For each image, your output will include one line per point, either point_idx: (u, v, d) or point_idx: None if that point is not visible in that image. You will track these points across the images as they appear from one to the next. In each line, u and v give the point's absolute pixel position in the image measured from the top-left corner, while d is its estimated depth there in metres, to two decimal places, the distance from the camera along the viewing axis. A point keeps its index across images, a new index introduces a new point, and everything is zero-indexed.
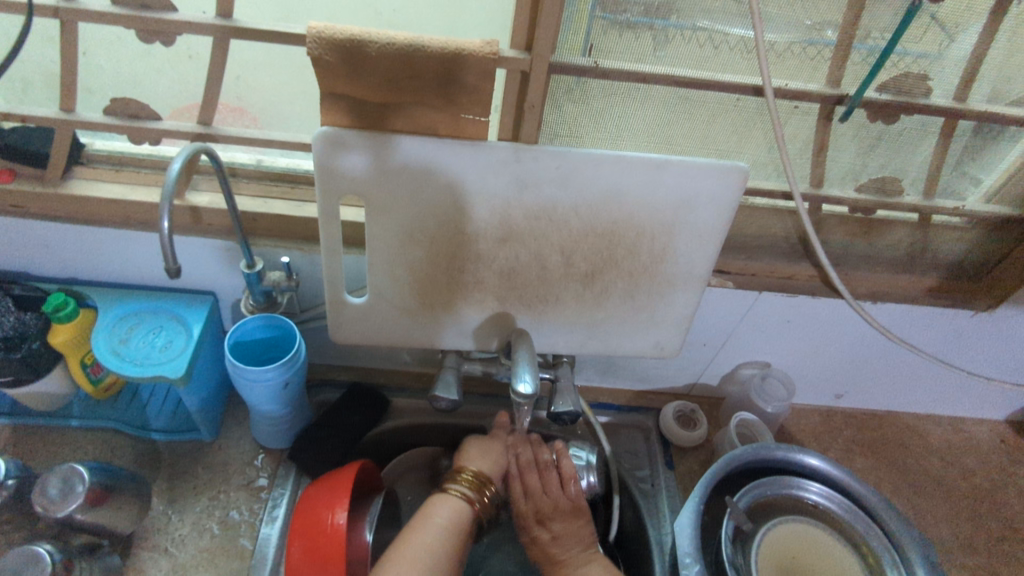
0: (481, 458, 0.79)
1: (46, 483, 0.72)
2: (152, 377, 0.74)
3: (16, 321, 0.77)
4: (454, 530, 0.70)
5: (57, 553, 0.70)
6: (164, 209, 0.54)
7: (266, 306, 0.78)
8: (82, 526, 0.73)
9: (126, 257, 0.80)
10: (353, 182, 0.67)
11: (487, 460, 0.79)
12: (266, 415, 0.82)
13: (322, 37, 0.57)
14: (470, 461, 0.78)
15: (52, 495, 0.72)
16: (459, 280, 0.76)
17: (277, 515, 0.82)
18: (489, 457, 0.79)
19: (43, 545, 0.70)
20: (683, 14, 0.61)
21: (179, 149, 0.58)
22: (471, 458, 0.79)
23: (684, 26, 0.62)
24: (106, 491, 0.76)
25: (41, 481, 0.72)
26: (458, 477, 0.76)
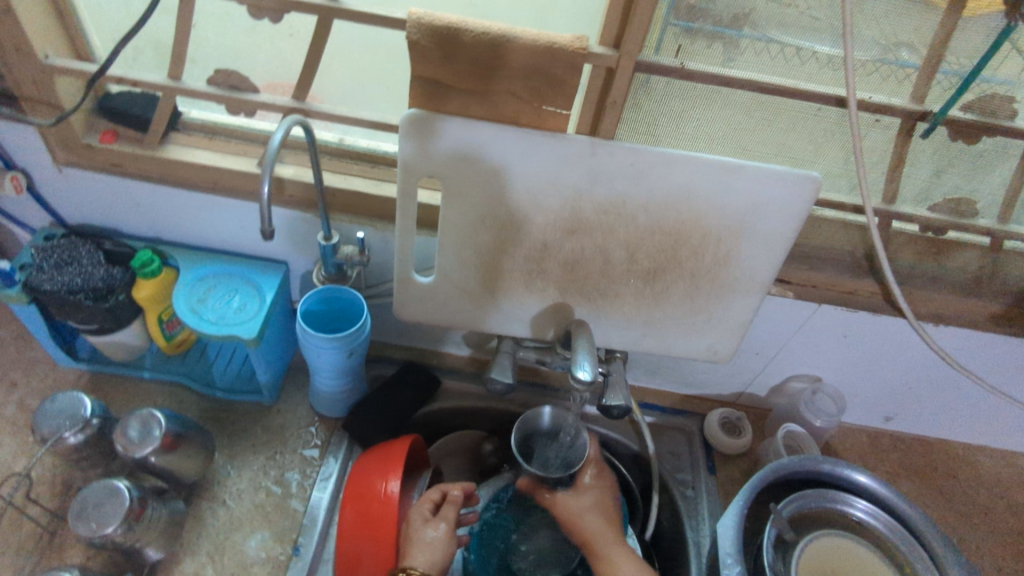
0: (417, 548, 0.74)
1: (125, 424, 0.75)
2: (227, 335, 0.79)
3: (105, 273, 0.82)
4: None
5: (134, 490, 0.73)
6: (266, 176, 0.58)
7: (336, 278, 0.81)
8: (154, 470, 0.77)
9: (210, 221, 0.85)
10: (433, 164, 0.71)
11: (425, 547, 0.74)
12: (326, 381, 0.86)
13: (422, 24, 0.61)
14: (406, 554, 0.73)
15: (132, 436, 0.74)
16: (524, 267, 0.79)
17: (330, 480, 0.86)
18: (432, 545, 0.74)
19: (122, 481, 0.73)
20: (757, 26, 0.62)
21: (281, 120, 0.62)
22: (407, 549, 0.74)
23: (757, 38, 0.63)
24: (179, 437, 0.78)
25: (123, 421, 0.75)
26: None
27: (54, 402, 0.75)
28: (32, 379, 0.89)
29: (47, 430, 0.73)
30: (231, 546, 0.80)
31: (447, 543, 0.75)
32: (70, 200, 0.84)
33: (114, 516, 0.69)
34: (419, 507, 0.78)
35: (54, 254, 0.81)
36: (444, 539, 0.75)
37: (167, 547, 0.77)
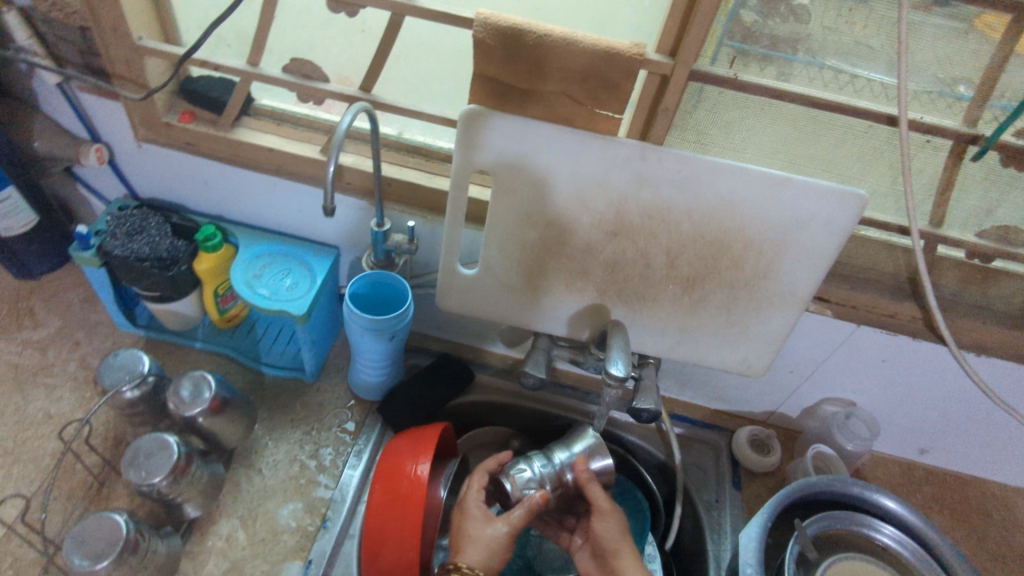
0: (475, 542, 0.70)
1: (178, 384, 0.79)
2: (278, 311, 0.83)
3: (171, 245, 0.86)
4: None
5: (181, 448, 0.77)
6: (332, 155, 0.63)
7: (384, 264, 0.85)
8: (199, 432, 0.81)
9: (270, 202, 0.90)
10: (487, 159, 0.74)
11: (482, 546, 0.70)
12: (365, 364, 0.89)
13: (488, 23, 0.64)
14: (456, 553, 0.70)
15: (183, 395, 0.79)
16: (566, 266, 0.81)
17: (361, 459, 0.89)
18: (487, 544, 0.70)
19: (171, 436, 0.77)
20: (814, 51, 0.64)
21: (350, 106, 0.66)
22: (459, 544, 0.70)
23: (812, 63, 0.65)
24: (226, 402, 0.83)
25: (175, 381, 0.80)
26: None
27: (115, 358, 0.79)
28: (94, 339, 0.95)
29: (106, 382, 0.78)
30: (264, 512, 0.83)
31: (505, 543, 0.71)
32: (144, 174, 0.90)
33: (164, 466, 0.73)
34: (471, 498, 0.74)
35: (126, 223, 0.87)
36: (504, 538, 0.70)
37: (205, 506, 0.80)
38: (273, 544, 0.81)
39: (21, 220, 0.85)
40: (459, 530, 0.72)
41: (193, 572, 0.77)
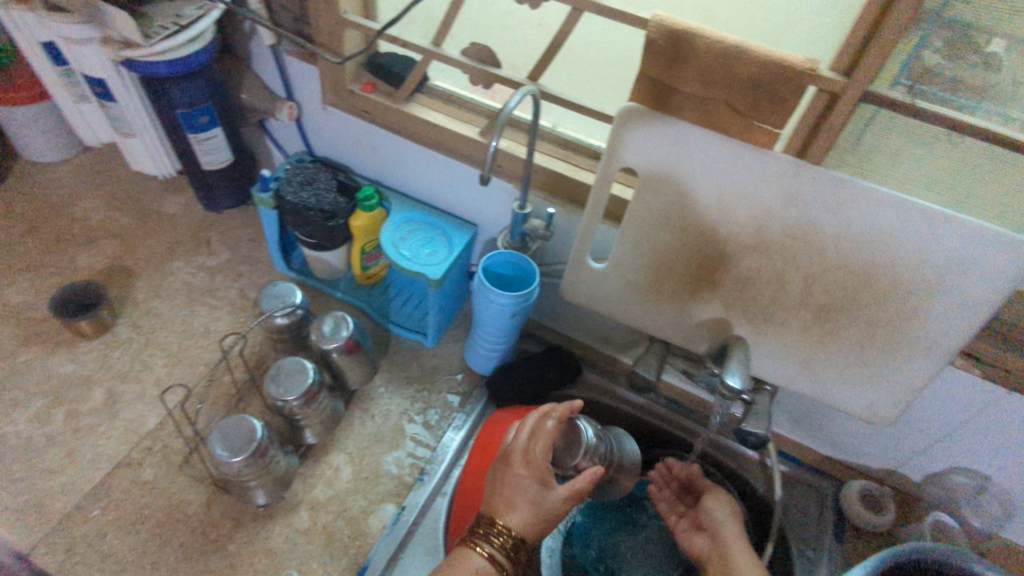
0: (522, 502, 0.61)
1: (322, 320, 0.84)
2: (416, 272, 0.89)
3: (334, 199, 0.96)
4: None
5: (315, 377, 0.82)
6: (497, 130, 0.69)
7: (518, 246, 0.89)
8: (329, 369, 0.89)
9: (426, 175, 0.97)
10: (637, 157, 0.76)
11: (530, 507, 0.61)
12: (483, 337, 0.93)
13: (663, 25, 0.66)
14: (501, 504, 0.61)
15: (324, 330, 0.84)
16: (695, 274, 0.81)
17: (464, 425, 0.94)
18: (537, 510, 0.61)
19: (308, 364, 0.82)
20: (1000, 98, 0.61)
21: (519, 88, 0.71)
22: (509, 499, 0.61)
23: (993, 113, 0.62)
24: (359, 344, 0.87)
25: (320, 318, 0.85)
26: (489, 533, 0.60)
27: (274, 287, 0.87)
28: (255, 274, 1.07)
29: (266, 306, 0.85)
30: (372, 454, 0.89)
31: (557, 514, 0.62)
32: (323, 134, 1.01)
33: (300, 389, 0.80)
34: (535, 453, 0.64)
35: (301, 174, 0.97)
36: (561, 508, 0.62)
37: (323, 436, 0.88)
38: (374, 484, 0.87)
39: (219, 159, 0.93)
40: (509, 483, 0.63)
41: (303, 491, 0.85)
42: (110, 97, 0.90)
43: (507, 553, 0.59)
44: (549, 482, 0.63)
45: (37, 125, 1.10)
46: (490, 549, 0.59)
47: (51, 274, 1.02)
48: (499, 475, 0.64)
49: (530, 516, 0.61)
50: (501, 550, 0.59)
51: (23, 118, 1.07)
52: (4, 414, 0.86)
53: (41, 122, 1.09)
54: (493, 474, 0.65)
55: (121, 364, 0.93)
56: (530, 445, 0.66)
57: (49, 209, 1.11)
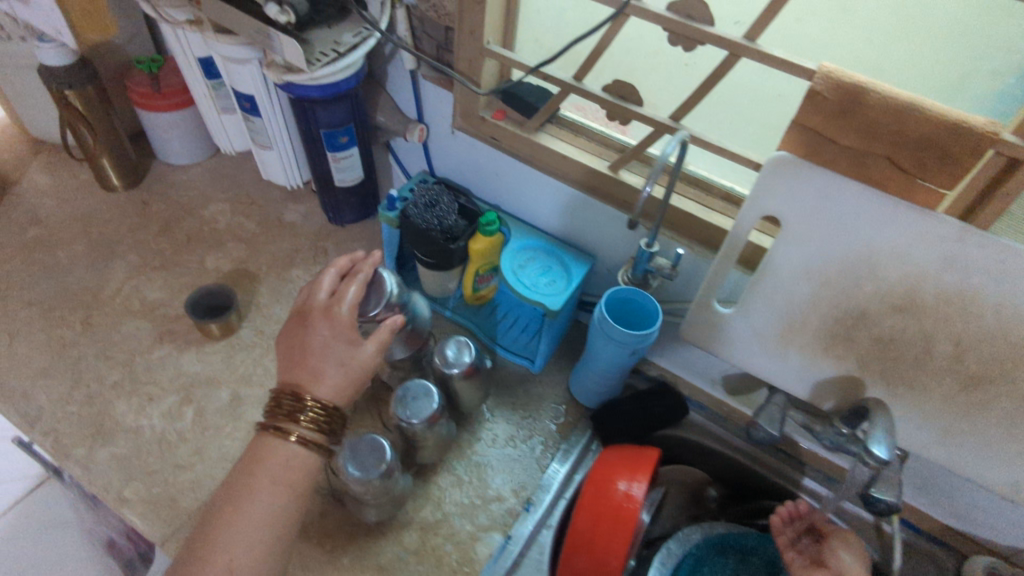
0: (326, 370, 0.73)
1: (445, 343, 0.87)
2: (536, 302, 0.90)
3: (455, 220, 0.98)
4: (303, 475, 0.69)
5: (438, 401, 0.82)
6: (650, 179, 0.71)
7: (639, 282, 0.88)
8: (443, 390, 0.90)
9: (547, 203, 0.98)
10: (783, 206, 0.74)
11: (338, 369, 0.74)
12: (595, 371, 0.93)
13: (829, 77, 0.64)
14: (314, 377, 0.73)
15: (448, 353, 0.86)
16: (831, 329, 0.78)
17: (569, 455, 0.94)
18: (342, 377, 0.74)
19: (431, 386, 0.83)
20: None
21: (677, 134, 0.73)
22: (317, 369, 0.73)
23: None
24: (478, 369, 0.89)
25: (443, 340, 0.87)
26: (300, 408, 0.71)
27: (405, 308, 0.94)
28: None
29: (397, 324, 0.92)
30: (479, 478, 0.91)
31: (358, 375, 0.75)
32: (447, 157, 1.03)
33: (427, 410, 0.80)
34: (341, 313, 0.77)
35: (425, 196, 0.99)
36: (367, 362, 0.76)
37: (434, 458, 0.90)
38: (481, 508, 0.88)
39: (351, 177, 0.96)
40: (323, 350, 0.74)
41: (413, 510, 0.86)
42: (256, 112, 0.95)
43: (316, 420, 0.71)
44: (356, 341, 0.76)
45: (173, 129, 1.17)
46: (303, 422, 0.71)
47: (182, 274, 1.08)
48: (304, 341, 0.75)
49: (338, 385, 0.74)
50: (312, 422, 0.71)
51: (165, 123, 1.15)
52: (140, 407, 0.92)
53: (177, 129, 1.17)
54: (299, 340, 0.76)
55: (244, 367, 0.97)
56: (335, 304, 0.78)
57: (181, 210, 1.17)
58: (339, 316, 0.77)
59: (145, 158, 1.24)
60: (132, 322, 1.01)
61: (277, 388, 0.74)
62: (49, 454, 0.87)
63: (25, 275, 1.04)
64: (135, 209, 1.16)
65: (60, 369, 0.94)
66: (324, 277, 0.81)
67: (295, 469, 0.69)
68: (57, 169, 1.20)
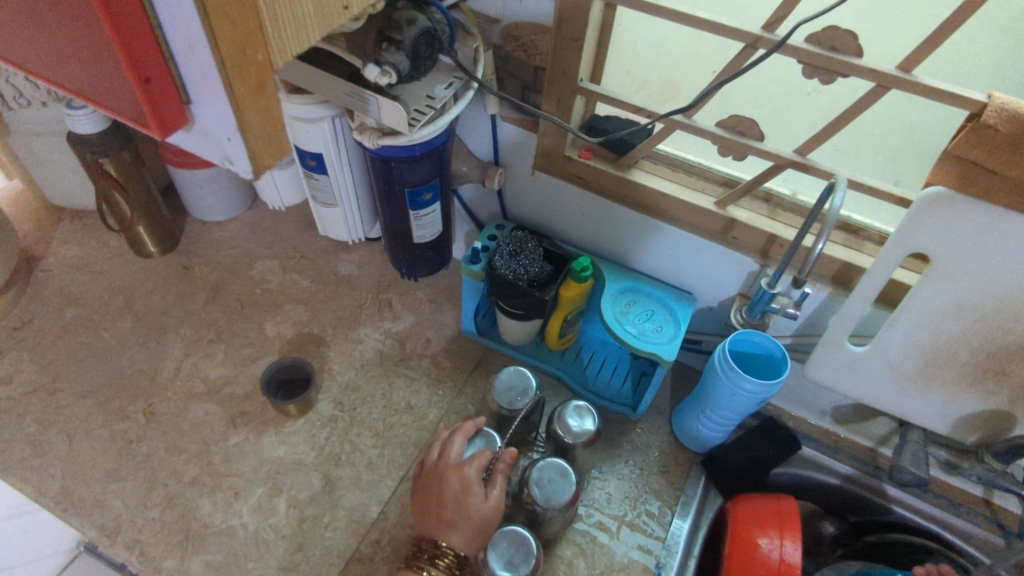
0: (462, 519, 0.70)
1: (564, 413, 0.82)
2: (648, 353, 0.84)
3: (542, 268, 0.91)
4: None
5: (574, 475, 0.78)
6: (825, 235, 0.63)
7: (758, 323, 0.83)
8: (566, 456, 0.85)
9: (641, 242, 0.92)
10: (934, 243, 0.69)
11: (471, 524, 0.70)
12: (710, 420, 0.88)
13: (1005, 110, 0.59)
14: (452, 525, 0.70)
15: (570, 424, 0.81)
16: (983, 365, 0.74)
17: (690, 509, 0.89)
18: (475, 527, 0.71)
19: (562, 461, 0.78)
20: None
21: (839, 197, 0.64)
22: (452, 520, 0.70)
23: None
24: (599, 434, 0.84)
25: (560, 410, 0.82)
26: (436, 558, 0.69)
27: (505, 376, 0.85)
28: (442, 339, 1.03)
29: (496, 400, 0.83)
30: (600, 545, 0.85)
31: (490, 521, 0.72)
32: (524, 198, 0.96)
33: (566, 494, 0.75)
34: (467, 468, 0.73)
35: (508, 244, 0.93)
36: (494, 512, 0.72)
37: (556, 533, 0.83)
38: None
39: (429, 232, 0.90)
40: (458, 507, 0.71)
41: None
42: (321, 169, 0.86)
43: (452, 570, 0.68)
44: (485, 491, 0.72)
45: (210, 185, 1.08)
46: (439, 572, 0.68)
47: (242, 344, 0.99)
48: (437, 496, 0.72)
49: (469, 534, 0.70)
50: (446, 571, 0.68)
51: (202, 180, 1.06)
52: (227, 503, 0.84)
53: (213, 184, 1.08)
54: (431, 496, 0.73)
55: (330, 446, 0.90)
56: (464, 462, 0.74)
57: (227, 273, 1.08)
58: (469, 473, 0.73)
59: (179, 217, 1.14)
60: (199, 406, 0.92)
61: (414, 534, 0.73)
62: (137, 570, 0.78)
63: (72, 364, 0.95)
64: (177, 275, 1.07)
65: (132, 469, 0.86)
66: (454, 440, 0.78)
67: None
68: (85, 238, 1.10)
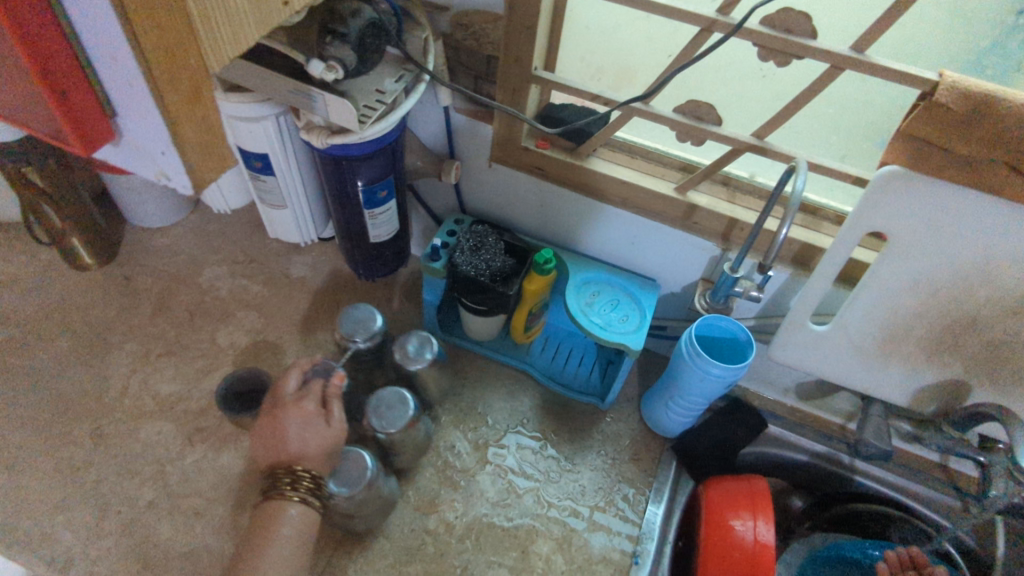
0: (310, 443, 0.68)
1: (407, 339, 0.86)
2: (615, 344, 0.83)
3: (504, 262, 0.89)
4: (308, 538, 0.65)
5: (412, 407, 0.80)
6: (791, 221, 0.63)
7: (721, 308, 0.82)
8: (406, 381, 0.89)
9: (603, 230, 0.91)
10: (890, 221, 0.70)
11: (317, 442, 0.68)
12: (677, 404, 0.88)
13: (955, 88, 0.60)
14: (300, 449, 0.67)
15: (410, 350, 0.85)
16: (939, 339, 0.76)
17: (664, 496, 0.89)
18: (323, 445, 0.69)
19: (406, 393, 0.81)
20: None
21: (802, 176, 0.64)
22: (300, 444, 0.68)
23: None
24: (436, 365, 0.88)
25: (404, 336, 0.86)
26: (296, 480, 0.66)
27: (356, 309, 0.87)
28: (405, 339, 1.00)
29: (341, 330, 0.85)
30: (577, 538, 0.84)
31: (338, 439, 0.71)
32: (483, 191, 0.94)
33: (400, 420, 0.77)
34: (308, 403, 0.71)
35: (469, 239, 0.91)
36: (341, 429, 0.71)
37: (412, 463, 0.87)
38: (590, 573, 0.81)
39: (386, 230, 0.87)
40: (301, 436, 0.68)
41: None
42: (268, 170, 0.82)
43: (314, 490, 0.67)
44: (324, 414, 0.71)
45: (148, 190, 1.02)
46: (301, 494, 0.66)
47: (194, 357, 0.95)
48: (275, 429, 0.69)
49: (323, 455, 0.69)
50: (307, 492, 0.66)
51: (138, 186, 1.00)
52: (187, 526, 0.80)
53: (152, 189, 1.02)
54: (270, 434, 0.69)
55: None
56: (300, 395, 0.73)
57: (172, 282, 1.03)
58: (309, 408, 0.71)
59: (116, 225, 1.08)
60: (150, 425, 0.87)
61: (263, 468, 0.68)
62: None
63: (7, 389, 0.89)
64: (117, 288, 1.01)
65: (81, 497, 0.81)
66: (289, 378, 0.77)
67: (306, 528, 0.66)
68: (12, 253, 1.03)
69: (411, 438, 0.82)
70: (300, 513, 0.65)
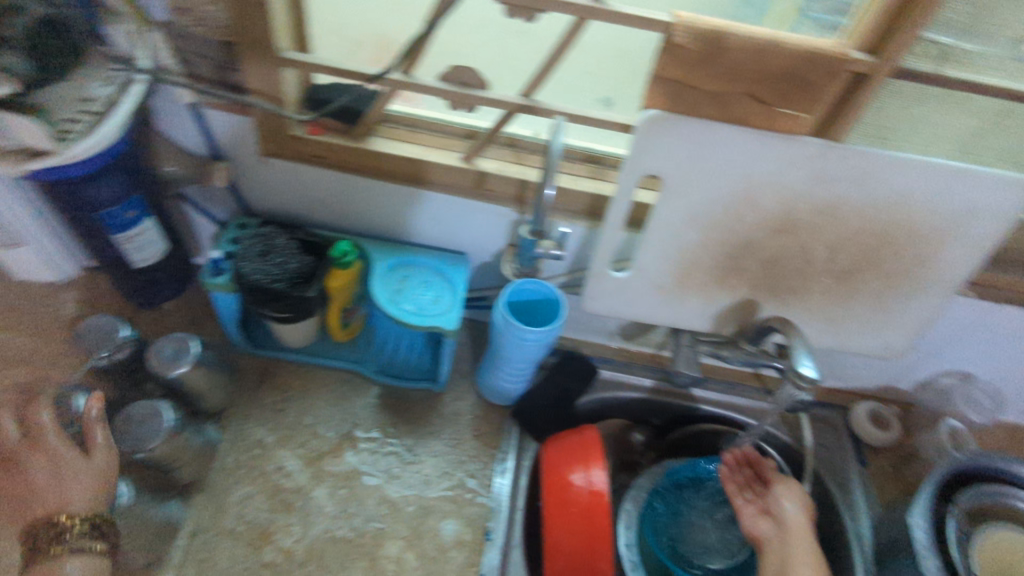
0: (75, 483, 0.65)
1: (161, 346, 0.76)
2: (431, 327, 0.81)
3: (301, 262, 0.83)
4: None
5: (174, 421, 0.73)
6: (552, 176, 0.67)
7: (530, 271, 0.83)
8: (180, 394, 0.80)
9: (401, 212, 0.86)
10: (661, 163, 0.72)
11: (83, 480, 0.65)
12: (505, 373, 0.88)
13: (690, 27, 0.61)
14: (65, 495, 0.64)
15: (165, 356, 0.75)
16: (724, 265, 0.80)
17: (509, 467, 0.89)
18: (90, 481, 0.66)
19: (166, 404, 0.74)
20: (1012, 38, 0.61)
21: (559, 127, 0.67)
22: (65, 488, 0.65)
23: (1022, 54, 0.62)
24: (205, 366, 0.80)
25: (157, 345, 0.76)
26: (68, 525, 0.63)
27: (94, 321, 0.77)
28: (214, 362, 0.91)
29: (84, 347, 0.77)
30: (428, 529, 0.83)
31: (109, 469, 0.67)
32: (265, 189, 0.86)
33: (153, 436, 0.71)
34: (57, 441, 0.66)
35: (255, 244, 0.82)
36: (112, 459, 0.68)
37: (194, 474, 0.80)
38: (445, 562, 0.80)
39: (153, 253, 0.79)
40: (56, 481, 0.65)
41: None
42: None
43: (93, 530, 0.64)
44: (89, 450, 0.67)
45: None
46: (77, 539, 0.63)
47: None
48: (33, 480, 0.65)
49: (91, 491, 0.65)
50: (84, 534, 0.63)
51: None
52: None
53: None
54: (29, 486, 0.65)
55: None
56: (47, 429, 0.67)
57: None
58: (63, 447, 0.67)
59: None
60: None
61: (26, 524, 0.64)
62: None
63: None
64: None
65: None
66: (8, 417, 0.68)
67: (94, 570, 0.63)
68: None
69: (184, 447, 0.76)
70: (82, 555, 0.62)
